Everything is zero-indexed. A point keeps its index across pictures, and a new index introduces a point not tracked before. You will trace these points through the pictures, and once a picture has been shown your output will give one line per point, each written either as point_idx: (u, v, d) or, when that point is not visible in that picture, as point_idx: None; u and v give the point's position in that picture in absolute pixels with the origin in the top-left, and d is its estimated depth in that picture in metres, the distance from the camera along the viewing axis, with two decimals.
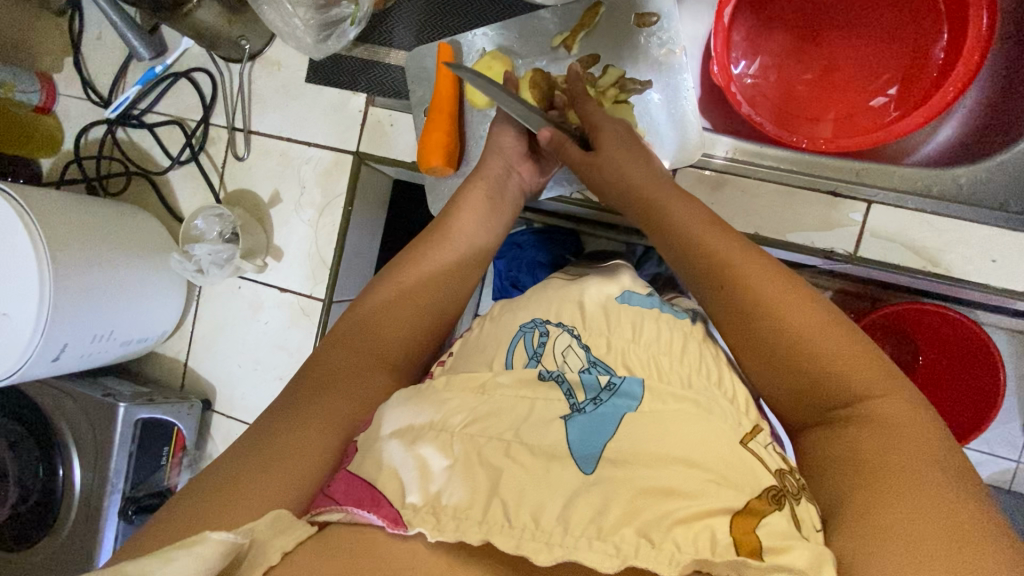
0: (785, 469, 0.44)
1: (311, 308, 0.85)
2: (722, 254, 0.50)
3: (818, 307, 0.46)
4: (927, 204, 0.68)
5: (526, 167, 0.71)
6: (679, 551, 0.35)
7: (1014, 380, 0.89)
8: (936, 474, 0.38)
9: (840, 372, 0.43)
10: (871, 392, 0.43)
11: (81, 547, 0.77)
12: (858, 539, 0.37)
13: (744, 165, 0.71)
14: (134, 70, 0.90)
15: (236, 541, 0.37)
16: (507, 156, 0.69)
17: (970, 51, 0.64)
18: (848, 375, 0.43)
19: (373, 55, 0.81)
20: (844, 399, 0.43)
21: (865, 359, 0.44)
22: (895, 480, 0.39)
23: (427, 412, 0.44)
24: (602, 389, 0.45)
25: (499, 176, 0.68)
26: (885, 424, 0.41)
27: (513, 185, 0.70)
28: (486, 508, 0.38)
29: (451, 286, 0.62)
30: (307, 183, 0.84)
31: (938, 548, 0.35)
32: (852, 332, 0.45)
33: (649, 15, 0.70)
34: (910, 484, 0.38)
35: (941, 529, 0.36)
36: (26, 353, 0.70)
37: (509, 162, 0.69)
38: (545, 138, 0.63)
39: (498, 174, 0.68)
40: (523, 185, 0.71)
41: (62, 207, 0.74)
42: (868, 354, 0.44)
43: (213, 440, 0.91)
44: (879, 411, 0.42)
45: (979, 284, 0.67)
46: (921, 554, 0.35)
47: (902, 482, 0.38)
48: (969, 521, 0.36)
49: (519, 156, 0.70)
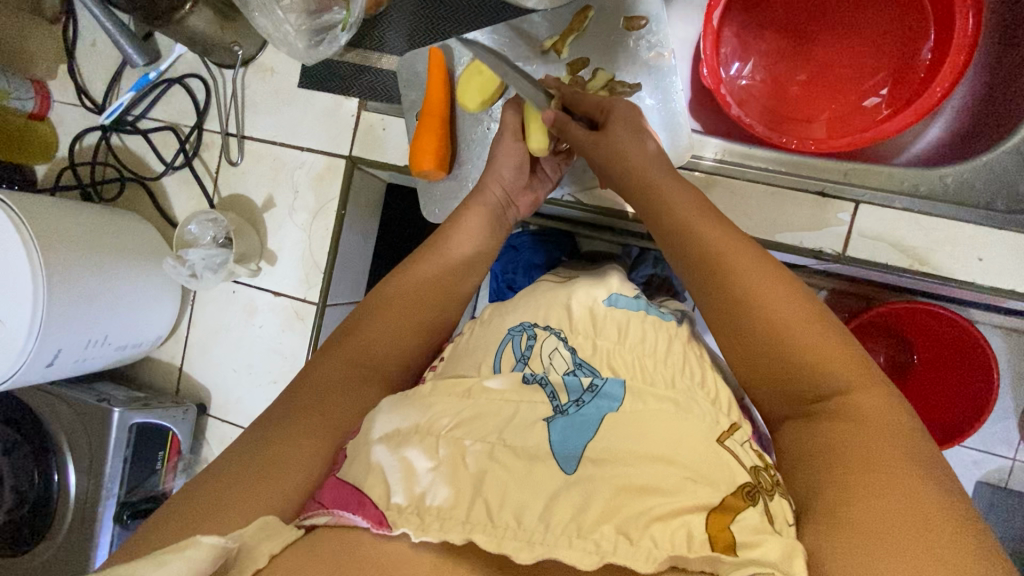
0: (761, 465, 0.44)
1: (304, 312, 0.85)
2: (710, 257, 0.50)
3: (803, 302, 0.47)
4: (915, 203, 0.68)
5: (525, 198, 0.72)
6: (656, 547, 0.36)
7: (1008, 378, 0.89)
8: (913, 471, 0.39)
9: (817, 367, 0.44)
10: (849, 387, 0.43)
11: (75, 550, 0.78)
12: (830, 532, 0.38)
13: (732, 166, 0.72)
14: (128, 77, 0.90)
15: (225, 545, 0.37)
16: (507, 185, 0.70)
17: (957, 51, 0.64)
18: (827, 370, 0.44)
19: (365, 60, 0.82)
20: (821, 394, 0.44)
21: (847, 359, 0.44)
22: (871, 475, 0.39)
23: (414, 415, 0.44)
24: (585, 391, 0.45)
25: (499, 204, 0.69)
26: (864, 420, 0.42)
27: (509, 216, 0.71)
28: (469, 508, 0.38)
29: (441, 287, 0.62)
30: (300, 187, 0.84)
31: (908, 542, 0.35)
32: (836, 331, 0.46)
33: (638, 18, 0.70)
34: (886, 479, 0.38)
35: (912, 524, 0.36)
36: (19, 358, 0.70)
37: (508, 191, 0.70)
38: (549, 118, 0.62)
39: (498, 201, 0.69)
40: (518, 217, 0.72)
41: (55, 213, 0.74)
42: (845, 351, 0.45)
43: (208, 444, 0.91)
44: (860, 409, 0.42)
45: (964, 282, 0.67)
46: (891, 547, 0.36)
47: (875, 474, 0.39)
48: (943, 517, 0.36)
49: (518, 188, 0.71)
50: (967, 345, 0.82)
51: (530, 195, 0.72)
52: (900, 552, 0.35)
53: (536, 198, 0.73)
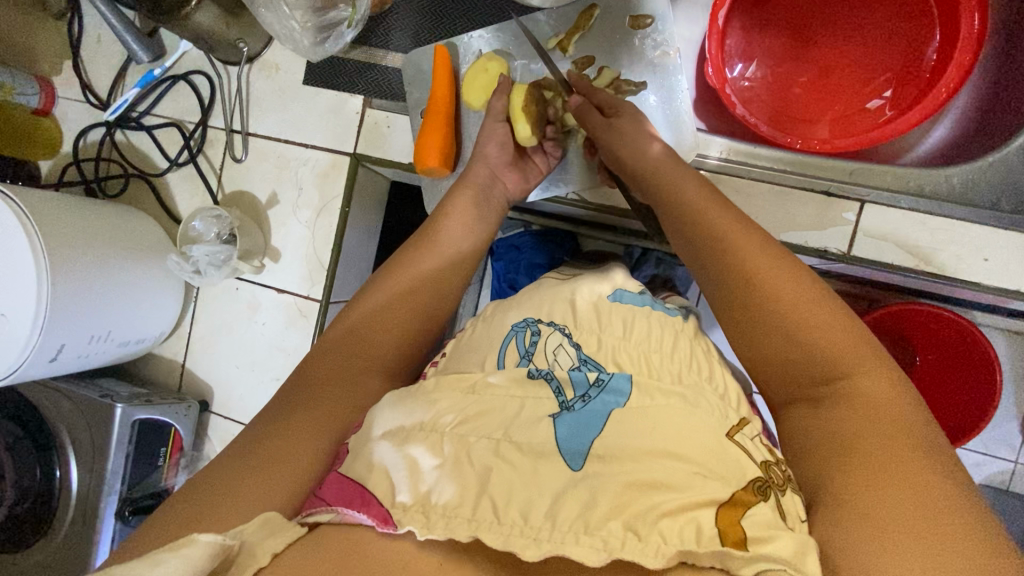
0: (772, 460, 0.44)
1: (307, 308, 0.85)
2: (716, 250, 0.50)
3: (808, 288, 0.47)
4: (920, 203, 0.68)
5: (512, 176, 0.73)
6: (665, 543, 0.35)
7: (1012, 380, 0.89)
8: (923, 459, 0.39)
9: (825, 352, 0.44)
10: (859, 371, 0.43)
11: (77, 545, 0.78)
12: (845, 523, 0.37)
13: (737, 165, 0.71)
14: (133, 73, 0.90)
15: (224, 543, 0.37)
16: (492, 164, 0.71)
17: (963, 51, 0.64)
18: (836, 355, 0.44)
19: (371, 57, 0.82)
20: (828, 377, 0.44)
21: (853, 344, 0.44)
22: (881, 464, 0.39)
23: (418, 412, 0.44)
24: (591, 385, 0.46)
25: (484, 183, 0.70)
26: (871, 405, 0.42)
27: (497, 194, 0.71)
28: (475, 505, 0.38)
29: (441, 280, 0.63)
30: (304, 184, 0.84)
31: (922, 531, 0.35)
32: (844, 315, 0.46)
33: (644, 17, 0.70)
34: (896, 468, 0.38)
35: (926, 514, 0.36)
36: (23, 352, 0.70)
37: (494, 169, 0.71)
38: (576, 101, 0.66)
39: (483, 181, 0.70)
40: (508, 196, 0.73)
41: (59, 209, 0.74)
42: (852, 336, 0.45)
43: (211, 440, 0.91)
44: (865, 393, 0.42)
45: (970, 282, 0.67)
46: (905, 538, 0.35)
47: (886, 464, 0.39)
48: (954, 506, 0.36)
49: (503, 165, 0.72)
50: (970, 346, 0.82)
51: (516, 175, 0.73)
52: (916, 542, 0.35)
53: (527, 185, 0.74)
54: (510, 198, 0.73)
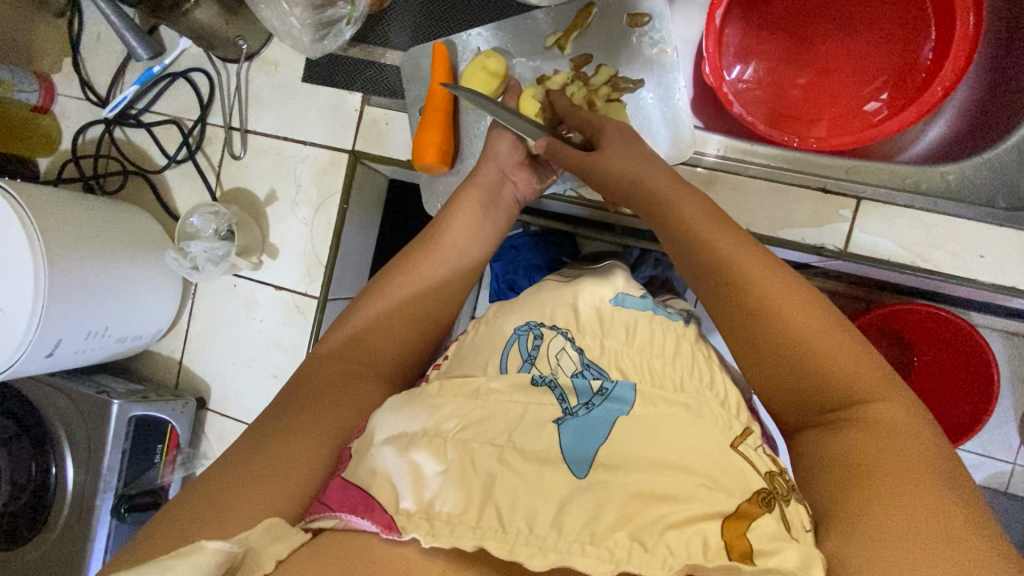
0: (775, 471, 0.44)
1: (305, 306, 0.85)
2: (721, 271, 0.49)
3: (815, 311, 0.46)
4: (916, 199, 0.68)
5: (522, 176, 0.70)
6: (672, 555, 0.35)
7: (1009, 381, 0.89)
8: (935, 478, 0.39)
9: (835, 374, 0.44)
10: (868, 395, 0.43)
11: (73, 543, 0.78)
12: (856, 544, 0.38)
13: (735, 162, 0.72)
14: (132, 71, 0.90)
15: (231, 550, 0.37)
16: (503, 163, 0.68)
17: (958, 51, 0.64)
18: (846, 378, 0.43)
19: (369, 55, 0.81)
20: (844, 405, 0.43)
21: (862, 366, 0.44)
22: (893, 485, 0.39)
23: (421, 418, 0.44)
24: (595, 394, 0.46)
25: (493, 182, 0.67)
26: (884, 428, 0.41)
27: (506, 196, 0.69)
28: (480, 513, 0.38)
29: (448, 286, 0.62)
30: (303, 181, 0.84)
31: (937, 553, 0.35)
32: (851, 337, 0.46)
33: (642, 15, 0.70)
34: (909, 489, 0.38)
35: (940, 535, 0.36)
36: (19, 348, 0.69)
37: (505, 169, 0.68)
38: (541, 147, 0.61)
39: (493, 183, 0.67)
40: (517, 195, 0.70)
41: (57, 204, 0.73)
42: (862, 358, 0.44)
43: (207, 439, 0.91)
44: (876, 415, 0.42)
45: (966, 278, 0.67)
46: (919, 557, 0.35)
47: (898, 485, 0.39)
48: (970, 528, 0.36)
49: (514, 165, 0.69)
50: (966, 347, 0.82)
51: (528, 176, 0.70)
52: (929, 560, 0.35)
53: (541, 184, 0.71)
54: (521, 198, 0.71)
